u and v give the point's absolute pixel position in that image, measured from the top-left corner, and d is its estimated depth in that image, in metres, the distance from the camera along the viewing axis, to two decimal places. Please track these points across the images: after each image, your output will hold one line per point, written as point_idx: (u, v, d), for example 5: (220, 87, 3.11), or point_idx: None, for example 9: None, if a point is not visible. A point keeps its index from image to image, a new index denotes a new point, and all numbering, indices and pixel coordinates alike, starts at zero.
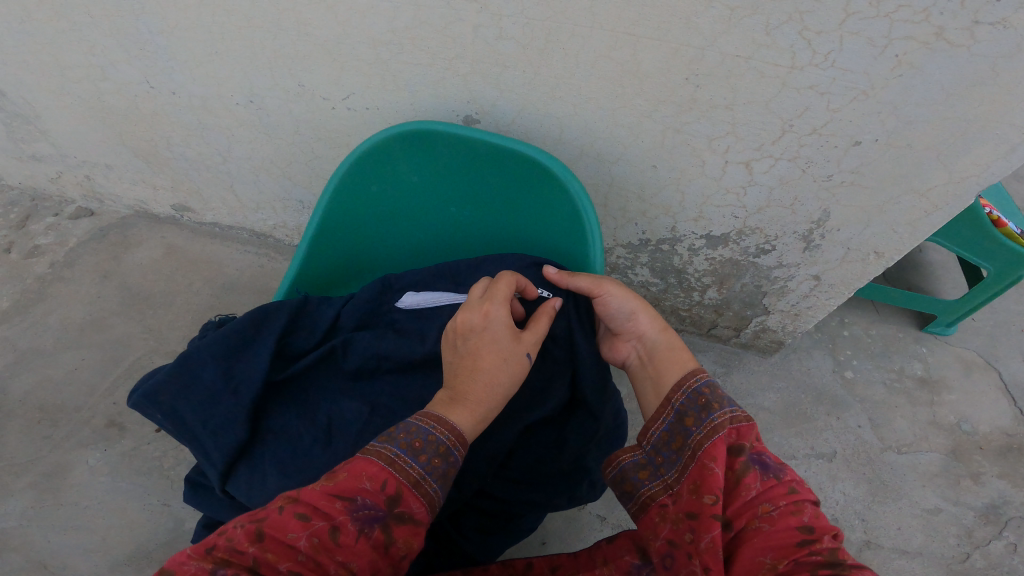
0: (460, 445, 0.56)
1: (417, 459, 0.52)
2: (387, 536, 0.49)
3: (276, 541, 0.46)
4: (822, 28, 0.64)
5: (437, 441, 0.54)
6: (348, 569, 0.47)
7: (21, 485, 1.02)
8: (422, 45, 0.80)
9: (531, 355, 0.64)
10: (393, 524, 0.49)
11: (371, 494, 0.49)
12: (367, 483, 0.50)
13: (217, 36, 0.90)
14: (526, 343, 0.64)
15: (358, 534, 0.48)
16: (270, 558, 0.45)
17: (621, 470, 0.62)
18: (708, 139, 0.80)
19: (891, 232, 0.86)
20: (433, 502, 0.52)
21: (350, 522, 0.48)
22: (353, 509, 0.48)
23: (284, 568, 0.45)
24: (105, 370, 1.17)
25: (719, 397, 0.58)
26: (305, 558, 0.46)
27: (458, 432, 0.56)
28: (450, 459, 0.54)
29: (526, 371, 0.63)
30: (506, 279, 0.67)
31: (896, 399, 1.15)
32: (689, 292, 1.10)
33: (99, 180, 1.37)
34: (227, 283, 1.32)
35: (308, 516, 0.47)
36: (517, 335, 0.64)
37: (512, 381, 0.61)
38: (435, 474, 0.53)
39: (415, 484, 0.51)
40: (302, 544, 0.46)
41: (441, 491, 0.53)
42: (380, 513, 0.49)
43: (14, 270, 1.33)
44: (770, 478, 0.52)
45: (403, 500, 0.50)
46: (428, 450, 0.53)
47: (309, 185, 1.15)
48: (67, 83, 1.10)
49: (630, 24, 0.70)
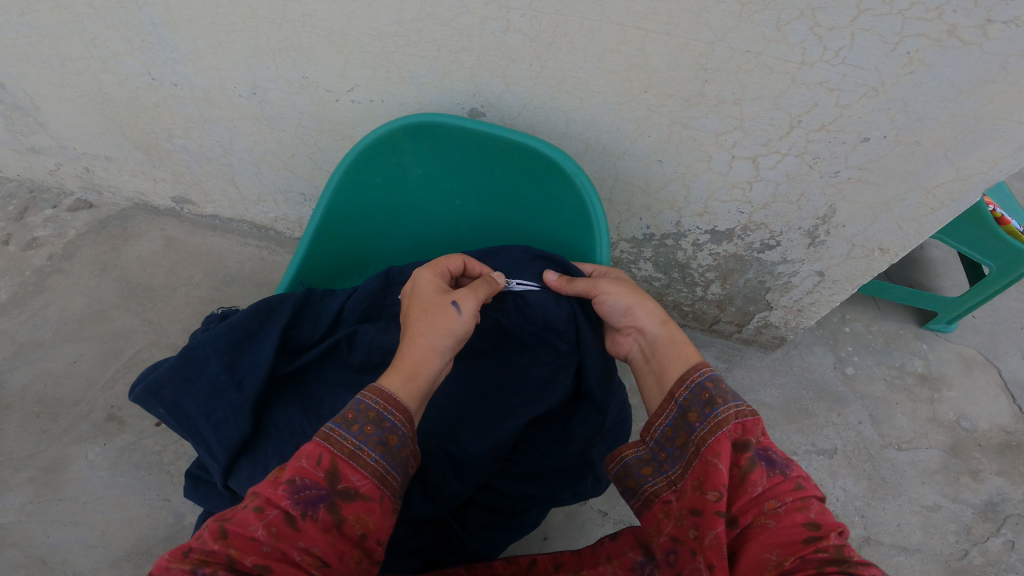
0: (394, 407, 0.54)
1: (348, 429, 0.51)
2: (336, 514, 0.48)
3: (239, 536, 0.45)
4: (834, 24, 0.64)
5: (364, 409, 0.53)
6: (311, 554, 0.47)
7: (20, 480, 1.02)
8: (428, 37, 0.80)
9: (459, 304, 0.64)
10: (340, 502, 0.49)
11: (311, 473, 0.49)
12: (304, 463, 0.49)
13: (221, 27, 0.89)
14: (451, 295, 0.65)
15: (305, 517, 0.47)
16: (235, 553, 0.44)
17: (624, 466, 0.62)
18: (715, 134, 0.79)
19: (897, 229, 0.86)
20: (380, 474, 0.52)
21: (295, 505, 0.47)
22: (295, 491, 0.48)
23: (249, 562, 0.44)
24: (105, 364, 1.16)
25: (723, 391, 0.57)
26: (270, 550, 0.45)
27: (386, 395, 0.54)
28: (385, 425, 0.53)
29: (454, 317, 0.63)
30: (443, 257, 0.73)
31: (897, 395, 1.16)
32: (692, 287, 1.10)
33: (99, 172, 1.35)
34: (228, 276, 1.31)
35: (261, 508, 0.47)
36: (446, 291, 0.66)
37: (433, 325, 0.62)
38: (372, 442, 0.52)
39: (350, 455, 0.51)
40: (260, 534, 0.45)
41: (385, 460, 0.52)
42: (323, 491, 0.48)
43: (12, 262, 1.32)
44: (776, 474, 0.52)
45: (340, 474, 0.50)
46: (359, 419, 0.52)
47: (311, 178, 1.14)
48: (66, 73, 1.09)
49: (639, 19, 0.69)
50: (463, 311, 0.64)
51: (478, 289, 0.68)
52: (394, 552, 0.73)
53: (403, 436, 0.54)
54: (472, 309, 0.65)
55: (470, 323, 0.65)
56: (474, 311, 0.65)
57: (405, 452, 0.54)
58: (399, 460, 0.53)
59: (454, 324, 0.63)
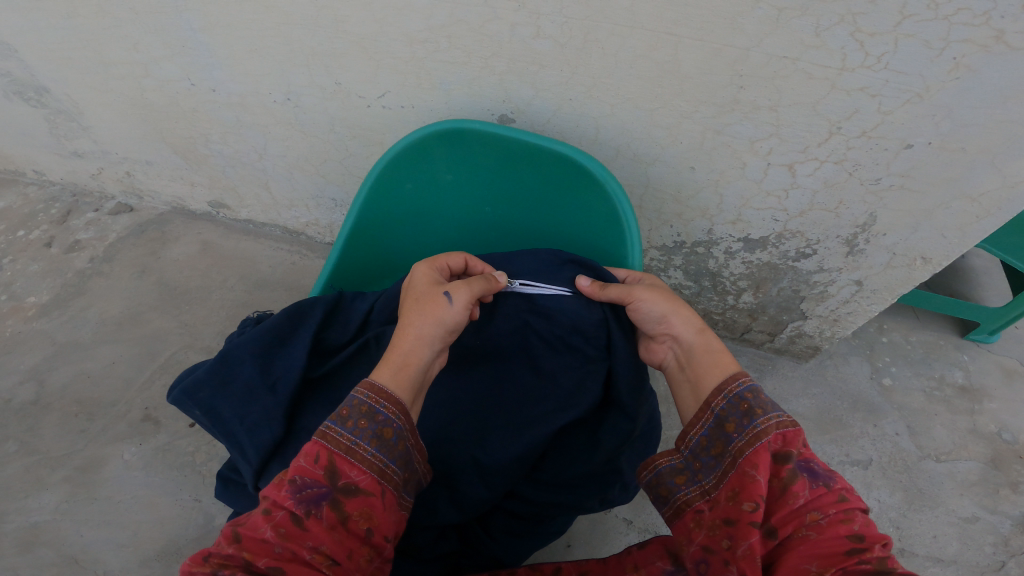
0: (386, 400, 0.54)
1: (343, 426, 0.52)
2: (340, 511, 0.49)
3: (250, 539, 0.47)
4: (875, 29, 0.63)
5: (357, 404, 0.54)
6: (321, 552, 0.48)
7: (56, 479, 1.04)
8: (458, 44, 0.80)
9: (450, 294, 0.64)
10: (341, 498, 0.50)
11: (310, 472, 0.50)
12: (303, 461, 0.51)
13: (257, 34, 0.90)
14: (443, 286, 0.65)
15: (310, 515, 0.48)
16: (248, 557, 0.46)
17: (657, 474, 0.61)
18: (750, 141, 0.78)
19: (940, 237, 0.84)
20: (379, 468, 0.52)
21: (297, 504, 0.49)
22: (297, 491, 0.49)
23: (261, 564, 0.46)
24: (141, 364, 1.18)
25: (762, 402, 0.56)
26: (280, 550, 0.47)
27: (378, 388, 0.55)
28: (378, 418, 0.53)
29: (444, 307, 0.62)
30: (445, 254, 0.74)
31: (935, 407, 1.13)
32: (723, 296, 1.09)
33: (139, 177, 1.38)
34: (260, 280, 1.33)
35: (267, 510, 0.48)
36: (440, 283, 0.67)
37: (423, 316, 0.62)
38: (366, 437, 0.52)
39: (347, 451, 0.51)
40: (269, 535, 0.47)
41: (382, 454, 0.53)
42: (324, 489, 0.50)
43: (55, 264, 1.36)
44: (819, 486, 0.51)
45: (339, 470, 0.50)
46: (353, 414, 0.53)
47: (342, 183, 1.16)
48: (109, 80, 1.12)
49: (671, 24, 0.68)
50: (455, 301, 0.63)
51: (474, 281, 0.68)
52: (419, 558, 0.74)
53: (399, 427, 0.54)
54: (463, 298, 0.64)
55: (463, 313, 0.64)
56: (466, 301, 0.64)
57: (402, 444, 0.54)
58: (397, 452, 0.54)
59: (444, 313, 0.62)
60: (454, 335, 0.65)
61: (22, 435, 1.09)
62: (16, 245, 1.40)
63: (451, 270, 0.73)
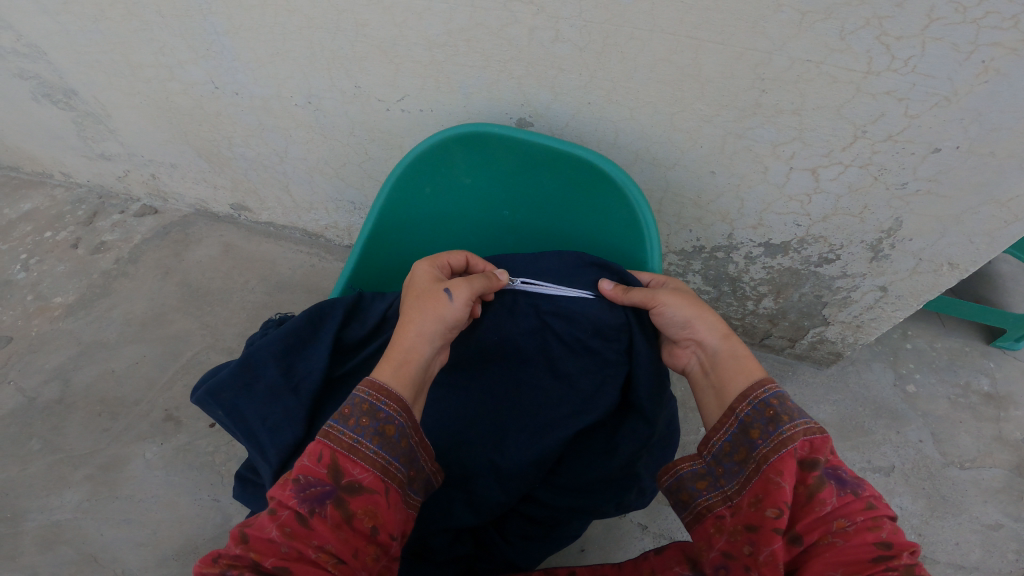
0: (387, 397, 0.55)
1: (345, 424, 0.52)
2: (344, 509, 0.49)
3: (257, 539, 0.47)
4: (902, 33, 0.62)
5: (359, 402, 0.54)
6: (326, 551, 0.48)
7: (78, 477, 1.06)
8: (477, 47, 0.80)
9: (450, 291, 0.64)
10: (346, 496, 0.50)
11: (314, 471, 0.50)
12: (306, 460, 0.51)
13: (280, 38, 0.91)
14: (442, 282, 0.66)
15: (314, 514, 0.48)
16: (256, 557, 0.46)
17: (678, 479, 0.61)
18: (773, 145, 0.78)
19: (967, 242, 0.83)
20: (381, 466, 0.53)
21: (302, 503, 0.48)
22: (301, 489, 0.49)
23: (268, 564, 0.46)
24: (164, 364, 1.20)
25: (789, 408, 0.55)
26: (286, 550, 0.47)
27: (379, 386, 0.55)
28: (380, 415, 0.54)
29: (444, 304, 0.63)
30: (446, 252, 0.74)
31: (960, 414, 1.11)
32: (743, 301, 1.08)
33: (163, 179, 1.40)
34: (280, 281, 1.34)
35: (273, 509, 0.48)
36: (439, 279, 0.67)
37: (424, 313, 0.62)
38: (369, 434, 0.53)
39: (349, 449, 0.51)
40: (274, 534, 0.47)
41: (384, 451, 0.53)
42: (328, 487, 0.49)
43: (81, 265, 1.38)
44: (847, 493, 0.50)
45: (342, 468, 0.51)
46: (354, 412, 0.53)
47: (361, 186, 1.16)
48: (136, 83, 1.14)
49: (692, 28, 0.68)
50: (456, 297, 0.64)
51: (475, 278, 0.68)
52: (434, 561, 0.74)
53: (401, 424, 0.55)
54: (464, 294, 0.65)
55: (463, 309, 0.64)
56: (467, 297, 0.65)
57: (404, 441, 0.55)
58: (400, 449, 0.54)
59: (444, 310, 0.63)
60: (454, 332, 0.66)
61: (46, 433, 1.11)
62: (43, 246, 1.43)
63: (452, 268, 0.73)
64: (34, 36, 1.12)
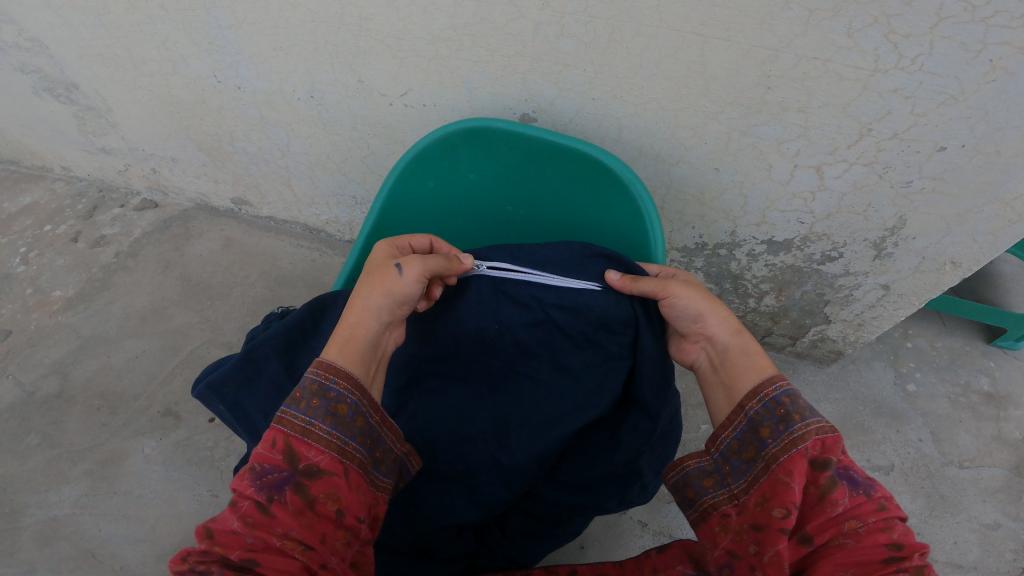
0: (336, 376, 0.56)
1: (297, 408, 0.53)
2: (305, 494, 0.50)
3: (223, 532, 0.48)
4: (910, 31, 0.62)
5: (308, 384, 0.55)
6: (292, 538, 0.49)
7: (77, 472, 1.05)
8: (482, 42, 0.80)
9: (401, 265, 0.63)
10: (305, 481, 0.51)
11: (269, 458, 0.51)
12: (261, 448, 0.51)
13: (284, 31, 0.91)
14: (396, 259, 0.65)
15: (274, 501, 0.49)
16: (221, 550, 0.47)
17: (684, 476, 0.61)
18: (777, 142, 0.78)
19: (971, 242, 0.82)
20: (337, 446, 0.53)
21: (260, 491, 0.49)
22: (258, 478, 0.50)
23: (236, 557, 0.47)
24: (164, 359, 1.19)
25: (800, 407, 0.55)
26: (252, 541, 0.48)
27: (327, 365, 0.56)
28: (330, 395, 0.54)
29: (393, 278, 0.63)
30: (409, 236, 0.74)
31: (960, 413, 1.11)
32: (745, 298, 1.08)
33: (165, 173, 1.40)
34: (281, 276, 1.33)
35: (233, 501, 0.49)
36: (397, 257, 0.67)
37: (372, 288, 0.63)
38: (321, 416, 0.53)
39: (303, 433, 0.52)
40: (237, 526, 0.48)
41: (338, 431, 0.54)
42: (285, 473, 0.50)
43: (81, 259, 1.38)
44: (860, 494, 0.50)
45: (297, 453, 0.51)
46: (305, 396, 0.54)
47: (363, 181, 1.16)
48: (138, 77, 1.13)
49: (699, 25, 0.68)
50: (406, 272, 0.63)
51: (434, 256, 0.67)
52: (436, 557, 0.76)
53: (353, 403, 0.55)
54: (415, 269, 0.63)
55: (415, 285, 0.63)
56: (419, 272, 0.63)
57: (359, 420, 0.56)
58: (355, 429, 0.55)
59: (393, 285, 0.63)
60: (408, 307, 0.65)
61: (45, 427, 1.11)
62: (43, 240, 1.43)
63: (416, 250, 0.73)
64: (36, 28, 1.12)
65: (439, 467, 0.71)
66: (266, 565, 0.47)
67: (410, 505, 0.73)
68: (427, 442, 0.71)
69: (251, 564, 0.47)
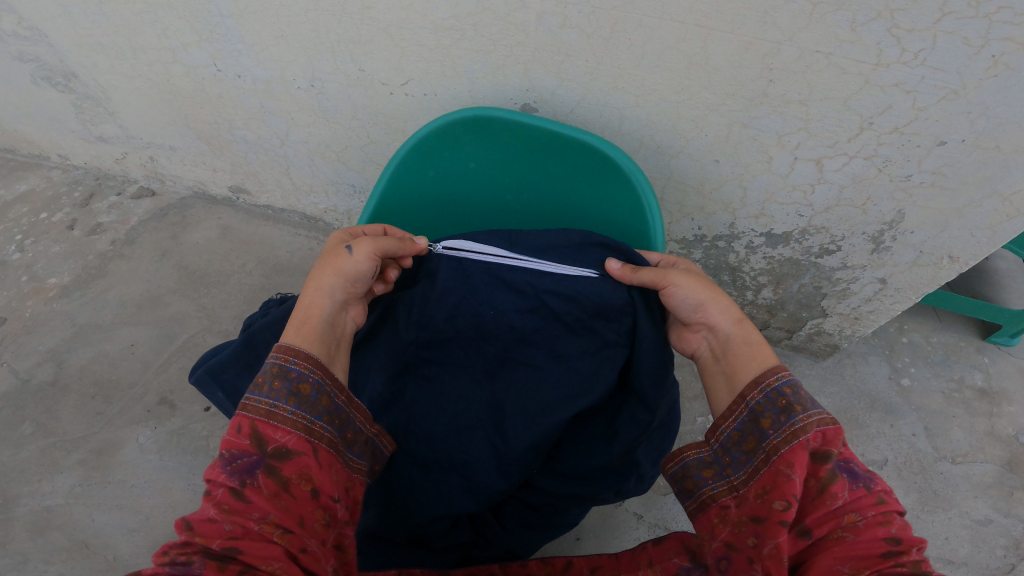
0: (296, 357, 0.56)
1: (260, 392, 0.53)
2: (278, 477, 0.51)
3: (202, 523, 0.46)
4: (914, 26, 0.62)
5: (269, 368, 0.55)
6: (270, 522, 0.49)
7: (71, 461, 1.05)
8: (484, 32, 0.80)
9: (351, 245, 0.66)
10: (275, 463, 0.51)
11: (237, 443, 0.51)
12: (228, 434, 0.51)
13: (285, 19, 0.91)
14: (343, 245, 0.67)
15: (248, 486, 0.49)
16: (202, 541, 0.46)
17: (683, 467, 0.61)
18: (778, 135, 0.78)
19: (969, 237, 0.83)
20: (304, 426, 0.54)
21: (232, 477, 0.49)
22: (228, 463, 0.49)
23: (217, 545, 0.46)
24: (160, 347, 1.19)
25: (801, 398, 0.55)
26: (231, 528, 0.47)
27: (286, 348, 0.57)
28: (292, 376, 0.55)
29: (344, 257, 0.65)
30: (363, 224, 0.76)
31: (953, 409, 1.12)
32: (743, 291, 1.08)
33: (163, 161, 1.39)
34: (278, 264, 1.32)
35: (206, 490, 0.48)
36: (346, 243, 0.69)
37: (324, 269, 0.65)
38: (285, 397, 0.54)
39: (268, 415, 0.52)
40: (214, 513, 0.47)
41: (303, 411, 0.54)
42: (255, 456, 0.50)
43: (77, 246, 1.37)
44: (859, 488, 0.50)
45: (265, 436, 0.51)
46: (266, 379, 0.54)
47: (362, 170, 1.15)
48: (137, 65, 1.13)
49: (701, 17, 0.68)
50: (357, 251, 0.66)
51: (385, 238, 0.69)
52: (434, 547, 0.77)
53: (315, 382, 0.56)
54: (365, 248, 0.66)
55: (366, 263, 0.66)
56: (369, 251, 0.66)
57: (323, 399, 0.57)
58: (320, 408, 0.56)
59: (344, 263, 0.65)
60: (362, 287, 0.68)
61: (39, 416, 1.10)
62: (39, 227, 1.42)
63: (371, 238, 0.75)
64: (35, 16, 1.11)
65: (437, 456, 0.72)
66: (250, 552, 0.46)
67: (408, 492, 0.73)
68: (424, 431, 0.72)
69: (234, 551, 0.46)
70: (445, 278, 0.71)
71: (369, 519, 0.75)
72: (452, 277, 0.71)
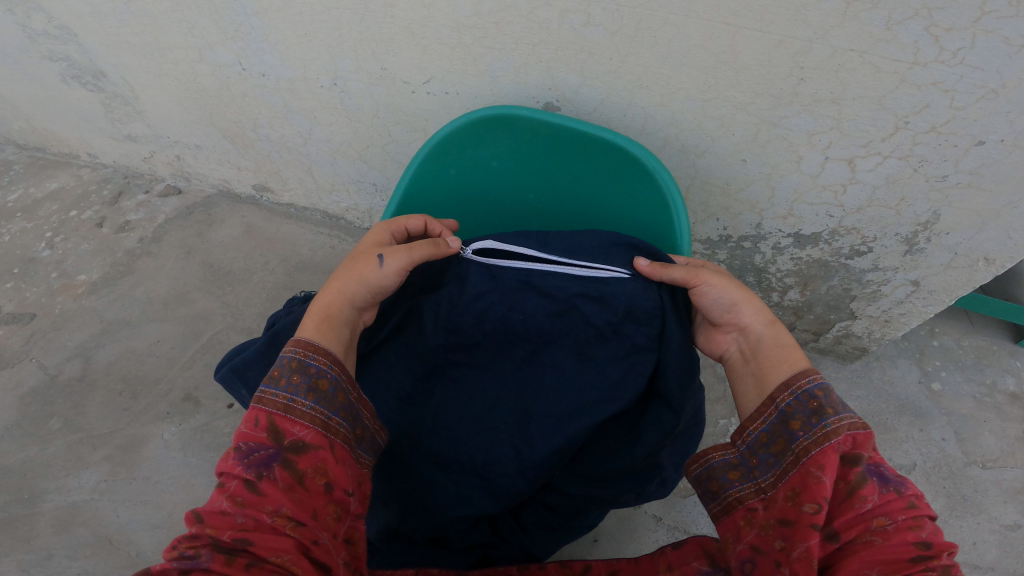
0: (315, 352, 0.57)
1: (277, 386, 0.54)
2: (293, 470, 0.51)
3: (212, 515, 0.46)
4: (952, 24, 0.61)
5: (288, 362, 0.56)
6: (283, 515, 0.48)
7: (97, 457, 1.07)
8: (507, 30, 0.79)
9: (383, 256, 0.66)
10: (292, 457, 0.51)
11: (253, 436, 0.51)
12: (245, 428, 0.51)
13: (309, 18, 0.91)
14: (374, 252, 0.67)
15: (264, 478, 0.49)
16: (212, 532, 0.46)
17: (708, 468, 0.60)
18: (808, 134, 0.76)
19: (1005, 238, 0.81)
20: (321, 421, 0.54)
21: (248, 469, 0.49)
22: (245, 456, 0.50)
23: (227, 537, 0.46)
24: (186, 344, 1.20)
25: (834, 401, 0.54)
26: (243, 520, 0.47)
27: (305, 344, 0.57)
28: (310, 371, 0.56)
29: (372, 268, 0.65)
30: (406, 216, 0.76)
31: (985, 413, 1.09)
32: (768, 292, 1.06)
33: (188, 160, 1.40)
34: (301, 263, 1.33)
35: (221, 483, 0.48)
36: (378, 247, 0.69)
37: (350, 274, 0.66)
38: (302, 392, 0.54)
39: (286, 410, 0.53)
40: (227, 506, 0.47)
41: (321, 406, 0.55)
42: (271, 450, 0.51)
43: (105, 243, 1.39)
44: (890, 491, 0.49)
45: (282, 429, 0.52)
46: (284, 374, 0.55)
47: (384, 169, 1.15)
48: (165, 64, 1.14)
49: (730, 14, 0.67)
50: (387, 264, 0.65)
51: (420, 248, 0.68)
52: (452, 547, 0.77)
53: (333, 378, 0.57)
54: (396, 263, 0.65)
55: (394, 277, 0.66)
56: (399, 266, 0.66)
57: (340, 395, 0.57)
58: (337, 404, 0.56)
59: (370, 274, 0.65)
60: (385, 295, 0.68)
61: (67, 412, 1.12)
62: (69, 225, 1.44)
63: (410, 233, 0.76)
64: (66, 17, 1.13)
65: (458, 457, 0.71)
66: (260, 544, 0.46)
67: (429, 493, 0.73)
68: (448, 431, 0.72)
69: (245, 543, 0.46)
70: (473, 278, 0.72)
71: (390, 518, 0.75)
72: (481, 277, 0.72)
